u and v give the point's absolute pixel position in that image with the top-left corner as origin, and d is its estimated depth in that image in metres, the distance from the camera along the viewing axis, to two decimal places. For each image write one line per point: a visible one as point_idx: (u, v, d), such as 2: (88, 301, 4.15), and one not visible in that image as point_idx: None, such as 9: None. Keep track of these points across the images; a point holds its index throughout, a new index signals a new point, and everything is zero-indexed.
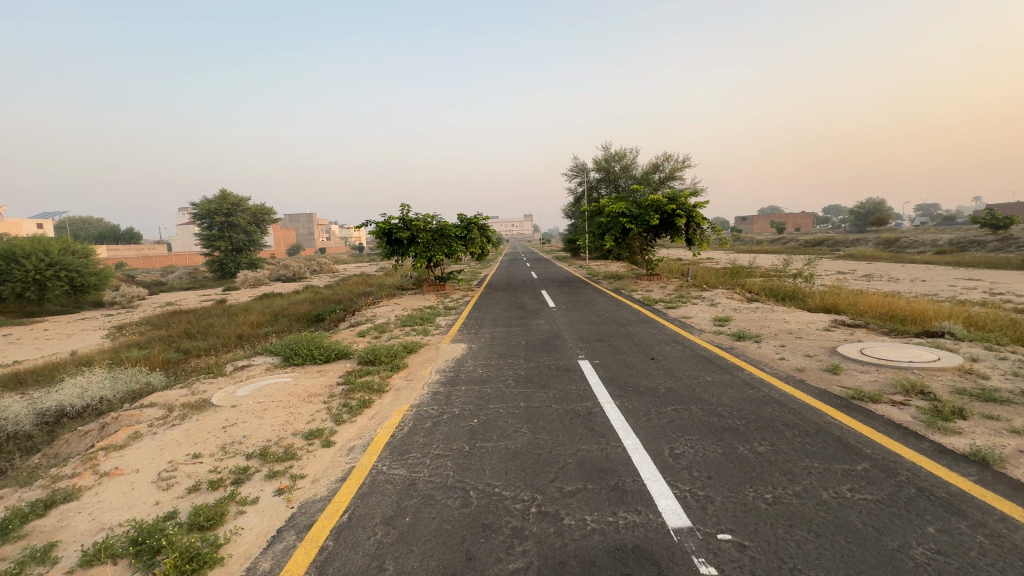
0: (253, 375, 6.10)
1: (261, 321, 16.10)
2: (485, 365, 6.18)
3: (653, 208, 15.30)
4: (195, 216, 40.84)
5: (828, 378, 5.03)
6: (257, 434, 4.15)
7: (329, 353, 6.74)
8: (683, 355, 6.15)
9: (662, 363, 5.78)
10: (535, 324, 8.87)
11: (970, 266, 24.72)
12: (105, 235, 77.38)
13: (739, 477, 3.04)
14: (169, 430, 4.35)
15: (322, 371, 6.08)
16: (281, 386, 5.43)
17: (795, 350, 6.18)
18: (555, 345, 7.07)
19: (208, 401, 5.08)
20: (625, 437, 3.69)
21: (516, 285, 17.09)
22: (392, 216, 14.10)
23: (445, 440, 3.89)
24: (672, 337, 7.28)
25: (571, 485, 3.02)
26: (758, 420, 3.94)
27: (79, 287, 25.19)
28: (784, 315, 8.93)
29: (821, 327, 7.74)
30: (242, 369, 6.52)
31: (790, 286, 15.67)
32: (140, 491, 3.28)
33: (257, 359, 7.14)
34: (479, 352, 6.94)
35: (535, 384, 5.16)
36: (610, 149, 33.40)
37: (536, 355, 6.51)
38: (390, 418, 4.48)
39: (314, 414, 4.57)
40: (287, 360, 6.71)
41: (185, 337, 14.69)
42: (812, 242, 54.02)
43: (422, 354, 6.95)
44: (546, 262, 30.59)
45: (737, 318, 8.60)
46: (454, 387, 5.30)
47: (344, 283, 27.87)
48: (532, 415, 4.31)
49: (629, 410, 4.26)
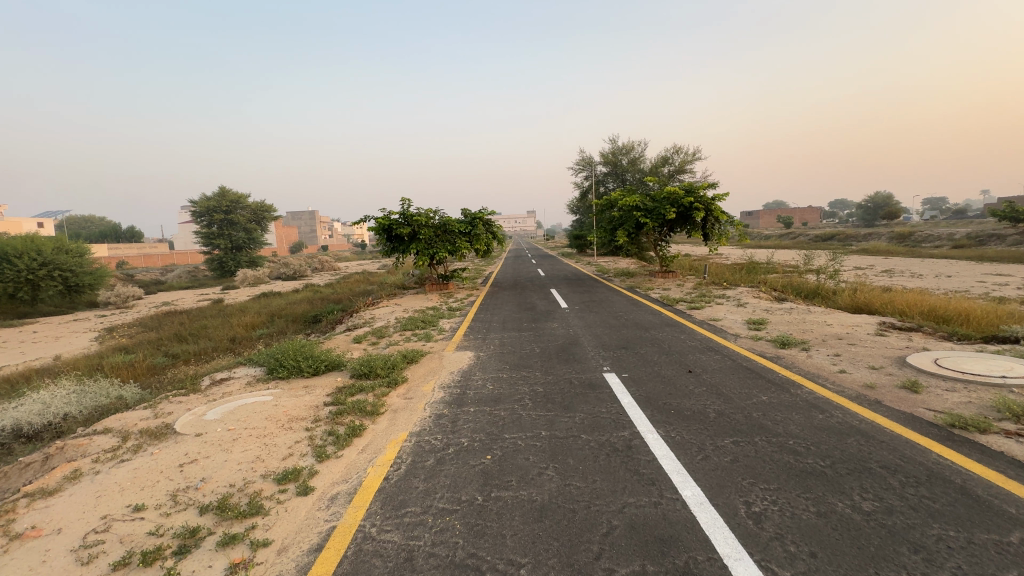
0: (229, 393, 5.29)
1: (256, 323, 15.30)
2: (496, 379, 5.36)
3: (670, 201, 14.41)
4: (193, 213, 40.17)
5: (911, 399, 4.18)
6: (219, 476, 3.35)
7: (316, 365, 5.91)
8: (724, 367, 5.32)
9: (703, 377, 4.96)
10: (548, 328, 8.05)
11: (993, 261, 23.73)
12: (108, 234, 77.24)
13: (854, 554, 2.22)
14: (115, 468, 3.57)
15: (309, 387, 5.27)
16: (259, 406, 4.63)
17: (856, 360, 5.33)
18: (574, 353, 6.24)
19: (171, 428, 4.28)
20: (683, 485, 2.88)
21: (524, 283, 16.27)
22: (392, 211, 13.28)
23: (452, 487, 3.08)
24: (705, 344, 6.44)
25: (624, 567, 2.21)
26: (846, 460, 3.12)
27: (74, 287, 24.57)
28: (825, 316, 8.05)
29: (873, 331, 6.87)
30: (218, 384, 5.71)
31: (814, 283, 14.76)
32: (49, 568, 2.49)
33: (239, 371, 6.33)
34: (489, 363, 6.09)
35: (557, 405, 4.34)
36: (617, 141, 32.44)
37: (554, 366, 5.68)
38: (384, 453, 3.68)
39: (292, 447, 3.77)
40: (271, 373, 5.91)
41: (175, 340, 13.94)
42: (822, 237, 52.93)
43: (424, 365, 6.11)
44: (552, 259, 29.59)
45: (773, 322, 7.72)
46: (461, 409, 4.48)
47: (345, 281, 27.18)
48: (558, 449, 3.49)
49: (679, 444, 3.44)
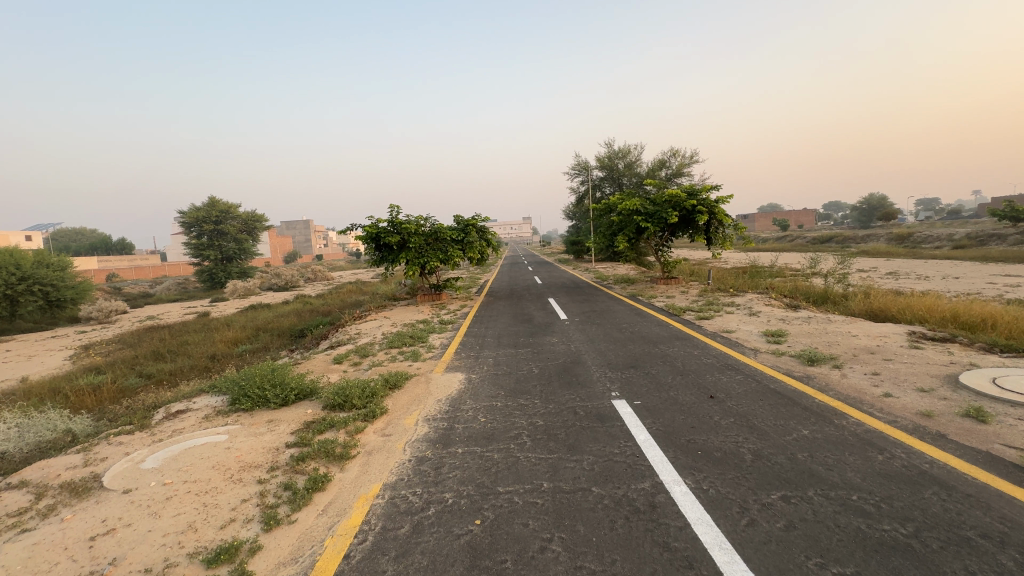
0: (180, 431, 4.57)
1: (239, 338, 14.55)
2: (488, 409, 4.66)
3: (671, 204, 13.80)
4: (182, 225, 39.36)
5: (981, 431, 3.50)
6: (136, 557, 2.64)
7: (285, 396, 5.17)
8: (750, 391, 4.64)
9: (728, 405, 4.27)
10: (547, 343, 7.38)
11: (999, 262, 23.26)
12: (97, 246, 76.12)
13: None
14: (9, 544, 2.84)
15: (274, 423, 4.56)
16: (208, 451, 3.90)
17: (900, 381, 4.66)
18: (577, 375, 5.55)
19: (98, 481, 3.56)
20: (731, 569, 2.19)
21: (520, 292, 15.63)
22: (380, 219, 12.60)
23: (429, 571, 2.38)
24: (723, 362, 5.75)
25: None
26: (933, 526, 2.44)
27: (55, 302, 23.74)
28: (848, 326, 7.38)
29: (906, 344, 6.21)
30: (172, 420, 4.99)
31: (822, 287, 14.15)
32: None
33: (198, 401, 5.59)
34: (481, 388, 5.37)
35: (560, 446, 3.65)
36: (613, 145, 31.94)
37: (555, 392, 5.00)
38: (348, 516, 2.97)
39: (236, 510, 3.05)
40: (232, 404, 5.19)
41: (151, 359, 13.15)
42: (820, 239, 52.55)
43: (408, 392, 5.39)
44: (549, 266, 28.85)
45: (794, 333, 7.05)
46: (447, 450, 3.78)
47: (337, 292, 26.46)
48: (564, 510, 2.80)
49: (717, 503, 2.75)
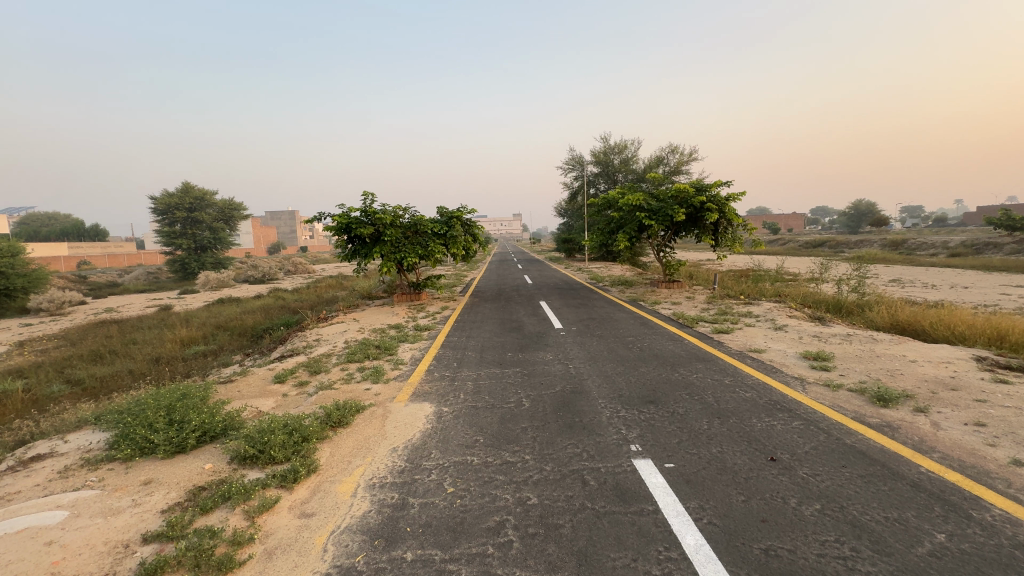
0: (10, 500, 3.13)
1: (192, 338, 12.94)
2: (459, 470, 3.31)
3: (677, 200, 12.56)
4: (152, 210, 37.16)
5: None
6: None
7: (182, 440, 3.74)
8: (821, 450, 3.37)
9: (802, 478, 2.98)
10: (539, 361, 6.06)
11: (1004, 271, 22.57)
12: (69, 231, 72.70)
13: None
14: None
15: (150, 489, 3.15)
16: (12, 552, 2.48)
17: (1023, 440, 3.41)
18: (580, 414, 4.20)
19: None
20: None
21: (509, 293, 14.28)
22: (351, 207, 11.15)
23: None
24: (767, 399, 4.46)
25: None
26: None
27: (3, 291, 21.79)
28: (901, 349, 6.16)
29: (987, 375, 5.01)
30: (16, 474, 3.54)
31: (837, 295, 13.00)
32: None
33: (72, 439, 4.15)
34: (453, 430, 4.01)
35: (566, 557, 2.33)
36: (609, 140, 30.77)
37: (555, 441, 3.67)
38: None
39: None
40: (108, 451, 3.75)
41: (86, 361, 11.50)
42: (813, 243, 52.00)
43: (354, 434, 4.01)
44: (541, 264, 27.44)
45: (840, 357, 5.79)
46: (388, 558, 2.41)
47: (315, 287, 24.89)
48: None
49: None
